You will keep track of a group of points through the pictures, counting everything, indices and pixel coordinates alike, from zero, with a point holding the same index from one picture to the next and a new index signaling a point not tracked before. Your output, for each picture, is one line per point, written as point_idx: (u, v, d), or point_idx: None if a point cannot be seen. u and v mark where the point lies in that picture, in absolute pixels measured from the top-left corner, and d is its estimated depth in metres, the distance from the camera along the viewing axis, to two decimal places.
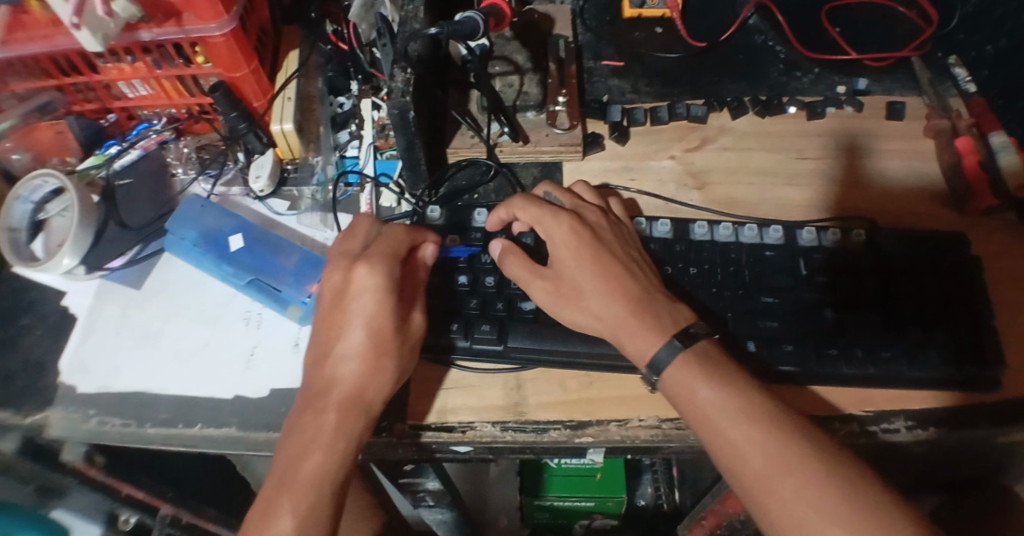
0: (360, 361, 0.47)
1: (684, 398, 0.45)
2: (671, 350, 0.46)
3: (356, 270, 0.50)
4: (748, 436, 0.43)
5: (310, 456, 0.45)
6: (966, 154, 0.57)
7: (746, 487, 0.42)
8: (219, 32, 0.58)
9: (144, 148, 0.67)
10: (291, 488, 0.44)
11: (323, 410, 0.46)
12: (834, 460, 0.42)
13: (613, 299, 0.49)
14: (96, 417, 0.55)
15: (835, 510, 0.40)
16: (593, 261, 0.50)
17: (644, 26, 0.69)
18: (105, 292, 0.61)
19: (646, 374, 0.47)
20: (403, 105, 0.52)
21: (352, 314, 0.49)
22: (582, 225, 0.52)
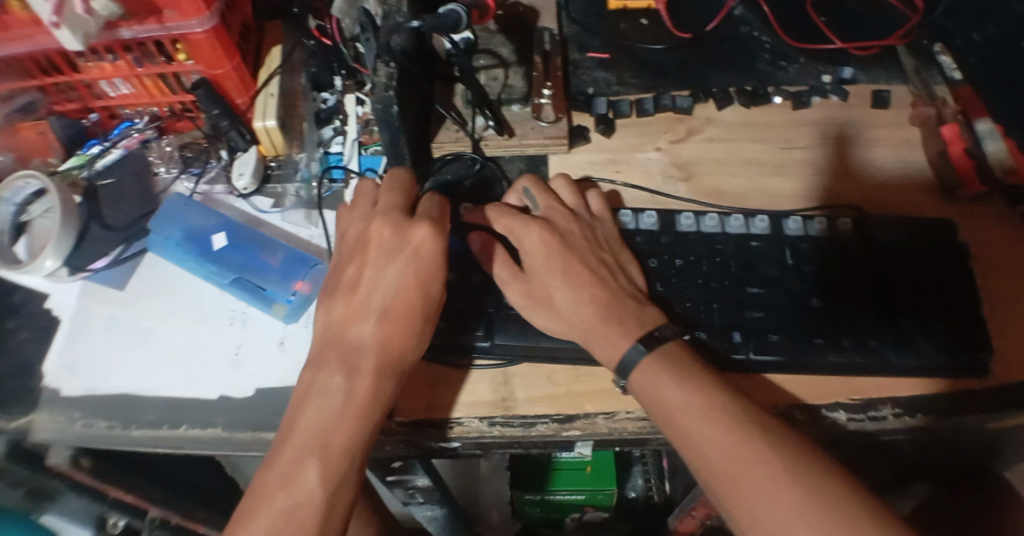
0: (407, 327, 0.48)
1: (650, 399, 0.46)
2: (635, 353, 0.46)
3: (413, 231, 0.49)
4: (711, 436, 0.43)
5: (347, 416, 0.45)
6: (952, 142, 0.57)
7: (713, 485, 0.42)
8: (200, 29, 0.57)
9: (125, 147, 0.66)
10: (327, 452, 0.44)
11: (364, 374, 0.46)
12: (798, 458, 0.41)
13: (584, 304, 0.49)
14: (82, 419, 0.54)
15: (797, 508, 0.39)
16: (563, 268, 0.50)
17: (630, 18, 0.69)
18: (89, 294, 0.60)
19: (615, 378, 0.48)
20: (386, 100, 0.52)
21: (402, 275, 0.49)
22: (555, 235, 0.52)
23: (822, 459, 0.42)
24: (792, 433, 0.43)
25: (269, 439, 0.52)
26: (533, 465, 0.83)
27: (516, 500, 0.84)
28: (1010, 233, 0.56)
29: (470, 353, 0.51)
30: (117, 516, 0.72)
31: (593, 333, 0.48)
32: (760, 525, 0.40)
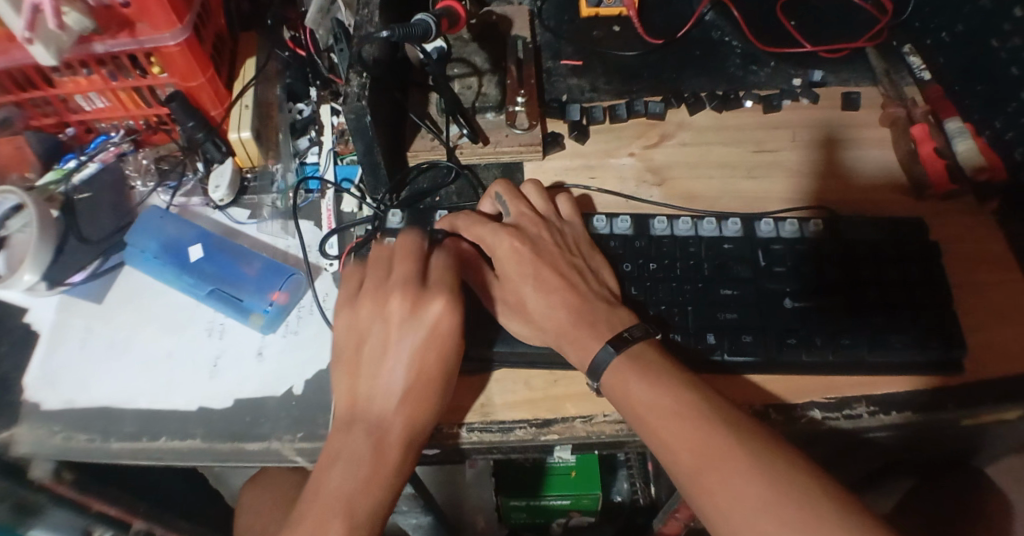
0: (431, 397, 0.48)
1: (619, 397, 0.46)
2: (603, 355, 0.47)
3: (433, 304, 0.48)
4: (679, 434, 0.43)
5: (373, 489, 0.46)
6: (922, 141, 0.58)
7: (684, 482, 0.43)
8: (173, 41, 0.57)
9: (103, 160, 0.65)
10: (351, 521, 0.44)
11: (389, 443, 0.46)
12: (764, 453, 0.42)
13: (556, 309, 0.50)
14: (62, 432, 0.54)
15: (763, 503, 0.40)
16: (534, 275, 0.51)
17: (602, 25, 0.69)
18: (68, 307, 0.60)
19: (588, 379, 0.48)
20: (359, 110, 0.51)
21: (423, 349, 0.48)
22: (524, 240, 0.52)
23: (789, 453, 0.42)
24: (760, 427, 0.44)
25: (249, 449, 0.52)
26: (518, 470, 0.83)
27: (502, 506, 0.84)
28: (980, 230, 0.56)
29: None
30: (102, 531, 0.72)
31: (566, 336, 0.49)
32: (729, 520, 0.40)
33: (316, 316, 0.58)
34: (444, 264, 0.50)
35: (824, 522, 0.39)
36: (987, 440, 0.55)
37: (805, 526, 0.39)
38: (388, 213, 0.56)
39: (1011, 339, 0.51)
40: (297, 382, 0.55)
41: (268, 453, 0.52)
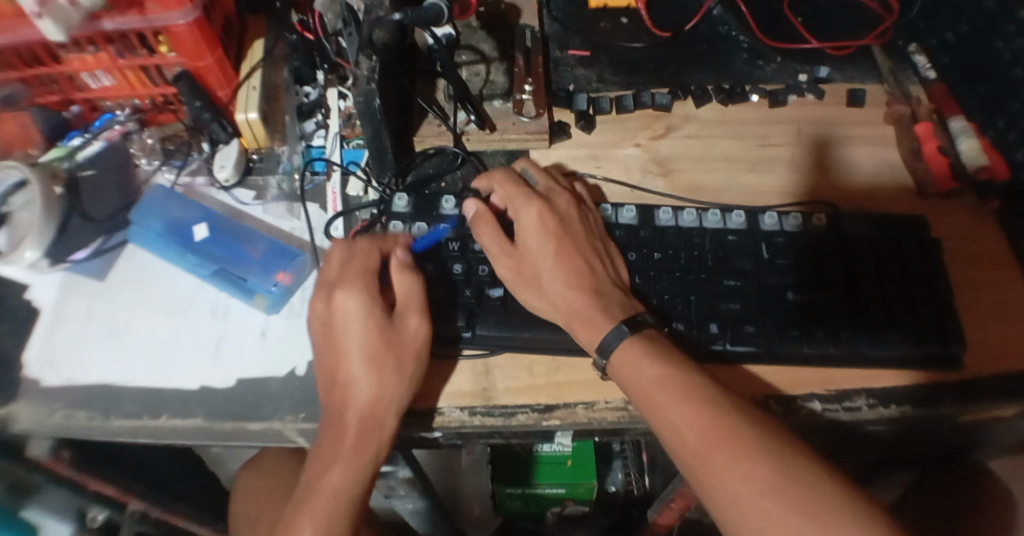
0: (369, 381, 0.48)
1: (628, 377, 0.47)
2: (616, 335, 0.48)
3: (336, 298, 0.50)
4: (685, 414, 0.44)
5: (338, 469, 0.47)
6: (926, 139, 0.59)
7: (686, 462, 0.43)
8: (182, 20, 0.57)
9: (107, 139, 0.65)
10: (313, 502, 0.47)
11: (343, 425, 0.48)
12: (769, 439, 0.42)
13: (571, 288, 0.50)
14: (62, 410, 0.54)
15: (765, 483, 0.40)
16: (556, 248, 0.52)
17: (610, 16, 0.70)
18: (71, 285, 0.60)
19: (596, 359, 0.48)
20: (368, 93, 0.52)
21: (347, 342, 0.49)
22: (551, 210, 0.54)
23: (794, 441, 0.43)
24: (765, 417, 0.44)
25: (251, 429, 0.52)
26: (514, 458, 0.83)
27: (497, 493, 0.85)
28: (982, 229, 0.57)
29: (456, 344, 0.51)
30: (96, 510, 0.72)
31: (574, 316, 0.50)
32: (730, 499, 0.41)
33: None
34: (354, 255, 0.52)
35: (826, 506, 0.39)
36: (982, 437, 0.55)
37: (804, 507, 0.39)
38: (395, 197, 0.57)
39: (1007, 337, 0.52)
40: (300, 363, 0.55)
41: (271, 433, 0.53)
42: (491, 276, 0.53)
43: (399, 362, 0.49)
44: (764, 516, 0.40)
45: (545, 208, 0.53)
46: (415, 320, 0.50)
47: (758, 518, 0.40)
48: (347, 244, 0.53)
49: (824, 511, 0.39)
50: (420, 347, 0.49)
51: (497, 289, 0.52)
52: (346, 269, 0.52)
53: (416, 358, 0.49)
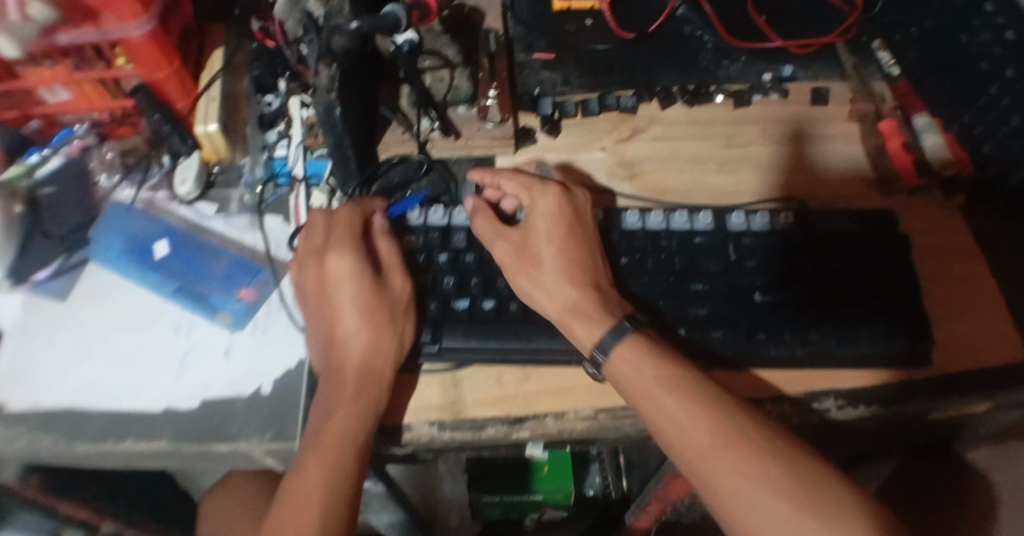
0: (364, 336, 0.49)
1: (629, 377, 0.47)
2: (618, 330, 0.48)
3: (328, 261, 0.51)
4: (693, 415, 0.44)
5: (343, 419, 0.47)
6: (890, 136, 0.59)
7: (692, 463, 0.44)
8: (139, 32, 0.55)
9: (66, 154, 0.64)
10: (322, 447, 0.47)
11: (343, 379, 0.48)
12: (774, 440, 0.43)
13: (571, 282, 0.51)
14: (28, 435, 0.52)
15: (775, 484, 0.42)
16: (563, 239, 0.52)
17: (575, 18, 0.69)
18: (32, 306, 0.58)
19: (591, 353, 0.48)
20: (329, 102, 0.51)
21: (340, 301, 0.51)
22: (566, 199, 0.54)
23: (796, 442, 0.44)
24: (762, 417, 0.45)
25: (219, 449, 0.51)
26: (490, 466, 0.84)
27: (475, 502, 0.85)
28: (947, 224, 0.57)
29: (417, 357, 0.51)
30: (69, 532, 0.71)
31: (577, 312, 0.49)
32: (740, 499, 0.42)
33: (284, 314, 0.57)
34: (337, 220, 0.53)
35: (834, 505, 0.41)
36: (951, 432, 0.56)
37: (811, 507, 0.41)
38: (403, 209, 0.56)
39: (974, 332, 0.52)
40: (266, 382, 0.54)
41: (237, 455, 0.51)
42: (456, 287, 0.52)
43: (393, 315, 0.50)
44: (773, 516, 0.41)
45: (562, 196, 0.54)
46: (399, 277, 0.51)
47: (767, 518, 0.41)
48: (329, 214, 0.54)
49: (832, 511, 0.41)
50: (407, 300, 0.51)
51: (463, 301, 0.52)
52: (332, 233, 0.53)
53: (405, 311, 0.50)
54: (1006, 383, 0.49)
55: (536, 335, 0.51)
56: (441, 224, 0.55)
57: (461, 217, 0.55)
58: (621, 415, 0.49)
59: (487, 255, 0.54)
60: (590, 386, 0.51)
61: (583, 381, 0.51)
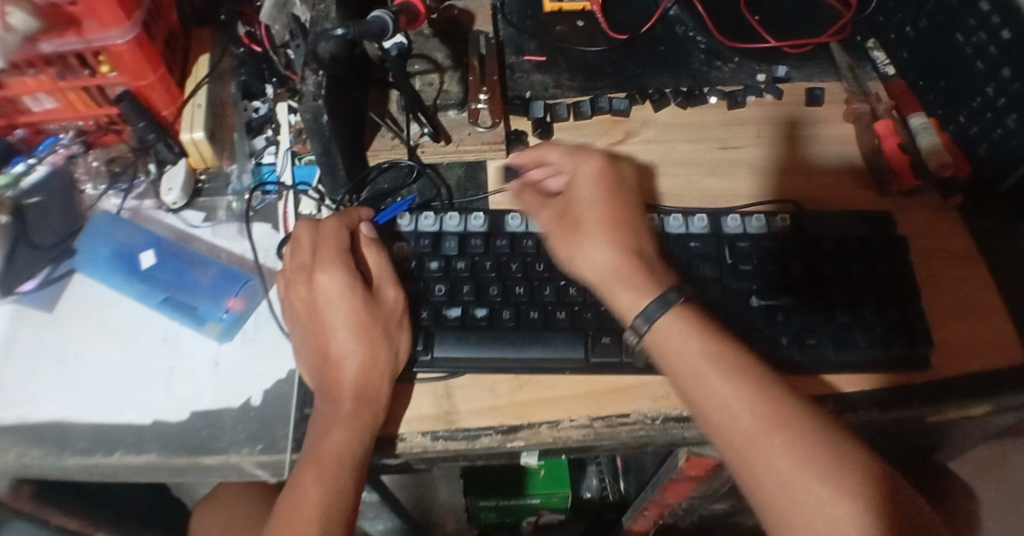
0: (359, 353, 0.48)
1: (668, 352, 0.45)
2: (664, 300, 0.46)
3: (317, 279, 0.50)
4: (741, 392, 0.43)
5: (342, 438, 0.46)
6: (886, 136, 0.58)
7: (736, 443, 0.42)
8: (121, 40, 0.55)
9: (52, 163, 0.63)
10: (319, 465, 0.46)
11: (339, 398, 0.47)
12: (822, 425, 0.42)
13: (616, 248, 0.49)
14: (16, 448, 0.51)
15: (823, 468, 0.40)
16: (606, 204, 0.51)
17: (566, 20, 0.68)
18: (20, 318, 0.57)
19: (635, 320, 0.46)
20: (315, 109, 0.50)
21: (332, 319, 0.49)
22: (607, 168, 0.54)
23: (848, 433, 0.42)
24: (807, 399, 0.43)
25: (208, 463, 0.50)
26: (485, 473, 0.83)
27: (471, 506, 0.85)
28: (944, 225, 0.56)
29: (411, 367, 0.50)
30: None
31: (619, 278, 0.48)
32: (783, 481, 0.40)
33: (274, 323, 0.56)
34: (322, 234, 0.51)
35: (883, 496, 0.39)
36: (950, 435, 0.55)
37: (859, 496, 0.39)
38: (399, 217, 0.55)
39: (973, 335, 0.51)
40: (256, 393, 0.53)
41: (228, 467, 0.51)
42: (447, 295, 0.52)
43: (386, 331, 0.49)
44: (817, 501, 0.39)
45: (604, 162, 0.54)
46: (392, 290, 0.50)
47: (811, 504, 0.39)
48: (314, 225, 0.52)
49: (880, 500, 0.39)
50: (400, 314, 0.50)
51: (455, 308, 0.51)
52: (318, 248, 0.51)
53: (398, 325, 0.49)
54: (1005, 388, 0.49)
55: (530, 343, 0.50)
56: (431, 230, 0.54)
57: (452, 223, 0.54)
58: (617, 423, 0.49)
59: (479, 261, 0.53)
60: (585, 394, 0.50)
61: (578, 388, 0.50)
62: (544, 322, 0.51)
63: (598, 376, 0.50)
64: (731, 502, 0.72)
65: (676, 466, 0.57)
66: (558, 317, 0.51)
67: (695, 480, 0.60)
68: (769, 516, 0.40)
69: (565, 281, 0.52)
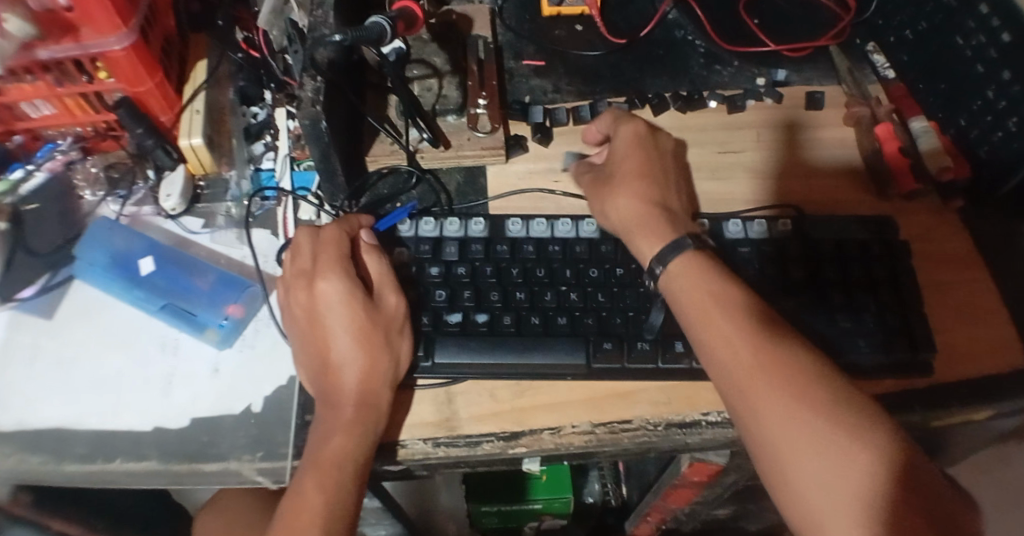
0: (360, 361, 0.48)
1: (682, 291, 0.48)
2: (678, 245, 0.50)
3: (317, 286, 0.49)
4: (742, 332, 0.45)
5: (345, 446, 0.46)
6: (886, 140, 0.57)
7: (733, 376, 0.44)
8: (119, 46, 0.54)
9: (49, 170, 0.62)
10: (320, 469, 0.46)
11: (341, 405, 0.47)
12: (819, 365, 0.43)
13: (641, 200, 0.53)
14: (14, 455, 0.51)
15: (814, 402, 0.41)
16: (640, 163, 0.54)
17: (564, 24, 0.68)
18: (17, 324, 0.57)
19: (651, 264, 0.50)
20: (314, 115, 0.49)
21: (332, 326, 0.49)
22: (647, 131, 0.56)
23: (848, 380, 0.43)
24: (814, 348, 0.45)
25: (207, 470, 0.50)
26: (487, 479, 0.84)
27: (473, 512, 0.85)
28: (943, 228, 0.56)
29: (412, 373, 0.50)
30: None
31: (640, 226, 0.52)
32: (773, 415, 0.41)
33: (274, 329, 0.56)
34: (322, 241, 0.51)
35: (871, 430, 0.40)
36: (951, 439, 0.55)
37: (847, 428, 0.40)
38: (399, 223, 0.55)
39: (974, 339, 0.51)
40: (255, 399, 0.53)
41: (227, 474, 0.50)
42: (447, 301, 0.52)
43: (387, 338, 0.48)
44: (805, 431, 0.40)
45: (643, 126, 0.56)
46: (393, 298, 0.50)
47: (798, 434, 0.40)
48: (314, 231, 0.52)
49: (866, 433, 0.40)
50: (400, 321, 0.50)
51: (455, 314, 0.51)
52: (319, 256, 0.50)
53: (399, 332, 0.49)
54: (1008, 392, 0.49)
55: (532, 349, 0.50)
56: (432, 236, 0.54)
57: (453, 228, 0.54)
58: (618, 429, 0.48)
59: (480, 266, 0.53)
60: (586, 400, 0.50)
61: (579, 394, 0.50)
62: (544, 328, 0.51)
63: (600, 382, 0.50)
64: (733, 506, 0.72)
65: (678, 472, 0.57)
66: (558, 322, 0.51)
67: (697, 485, 0.60)
68: (758, 447, 0.42)
69: (565, 287, 0.52)
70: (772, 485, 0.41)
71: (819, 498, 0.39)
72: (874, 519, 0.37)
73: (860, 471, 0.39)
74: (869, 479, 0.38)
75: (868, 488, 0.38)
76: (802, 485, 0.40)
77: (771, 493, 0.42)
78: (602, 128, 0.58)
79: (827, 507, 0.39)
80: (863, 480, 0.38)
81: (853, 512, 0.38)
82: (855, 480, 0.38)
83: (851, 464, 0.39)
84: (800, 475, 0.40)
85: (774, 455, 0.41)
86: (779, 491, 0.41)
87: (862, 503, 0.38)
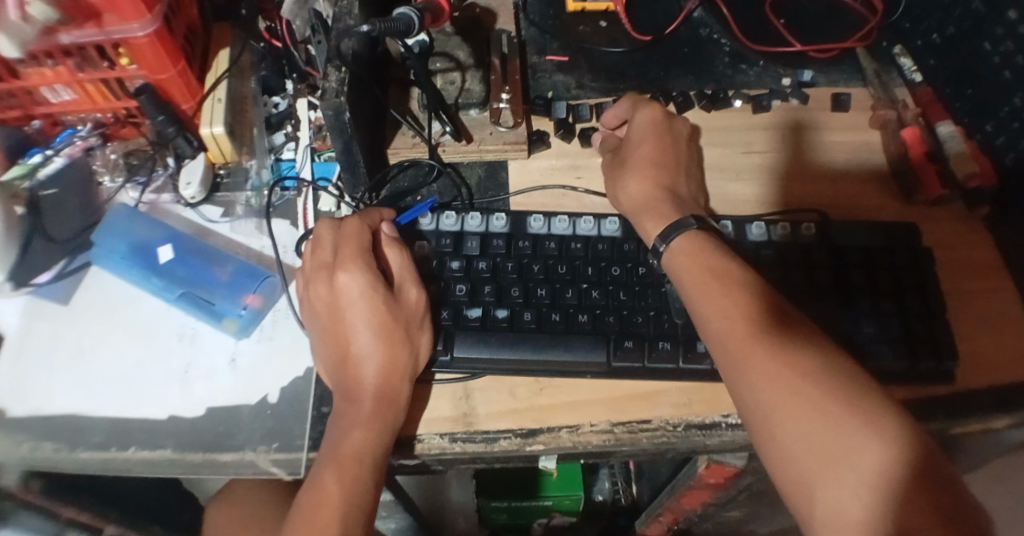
0: (379, 355, 0.47)
1: (681, 265, 0.49)
2: (680, 226, 0.50)
3: (337, 278, 0.49)
4: (737, 304, 0.45)
5: (363, 438, 0.45)
6: (912, 145, 0.57)
7: (729, 346, 0.44)
8: (143, 33, 0.54)
9: (68, 155, 0.62)
10: (338, 461, 0.45)
11: (359, 398, 0.47)
12: (813, 336, 0.44)
13: (650, 182, 0.54)
14: (28, 442, 0.51)
15: (807, 370, 0.41)
16: (653, 147, 0.56)
17: (588, 20, 0.68)
18: (33, 310, 0.57)
19: (654, 243, 0.51)
20: (337, 106, 0.49)
21: (350, 318, 0.49)
22: (665, 116, 0.57)
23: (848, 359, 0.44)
24: (813, 325, 0.45)
25: (223, 460, 0.50)
26: (497, 474, 0.84)
27: (482, 507, 0.85)
28: (968, 235, 0.56)
29: (430, 367, 0.49)
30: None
31: (648, 208, 0.53)
32: (766, 382, 0.42)
33: (292, 320, 0.56)
34: (344, 234, 0.51)
35: (864, 397, 0.40)
36: (970, 448, 0.55)
37: (839, 394, 0.40)
38: (421, 216, 0.54)
39: (997, 348, 0.51)
40: (272, 390, 0.53)
41: (243, 465, 0.50)
42: (468, 296, 0.51)
43: (408, 333, 0.48)
44: (796, 397, 0.41)
45: (659, 111, 0.57)
46: (414, 291, 0.50)
47: (789, 399, 0.41)
48: (336, 223, 0.52)
49: (858, 400, 0.40)
50: (420, 314, 0.49)
51: (475, 309, 0.51)
52: (340, 248, 0.50)
53: (419, 326, 0.49)
54: None
55: (553, 346, 0.50)
56: (453, 230, 0.54)
57: (474, 223, 0.54)
58: (638, 429, 0.48)
59: (501, 262, 0.52)
60: (606, 399, 0.49)
61: (598, 394, 0.49)
62: (565, 325, 0.50)
63: (620, 381, 0.50)
64: (746, 509, 0.72)
65: (694, 473, 0.56)
66: (580, 320, 0.50)
67: (712, 487, 0.60)
68: (750, 417, 0.42)
69: (587, 284, 0.52)
70: (764, 452, 0.42)
71: (810, 460, 0.39)
72: (866, 478, 0.38)
73: (852, 433, 0.39)
74: (861, 441, 0.38)
75: (860, 449, 0.38)
76: (793, 447, 0.40)
77: (762, 460, 0.42)
78: (619, 113, 0.59)
79: (818, 471, 0.39)
80: (856, 444, 0.38)
81: (844, 473, 0.38)
82: (847, 442, 0.39)
83: (842, 426, 0.39)
84: (791, 441, 0.40)
85: (765, 423, 0.41)
86: (771, 456, 0.41)
87: (854, 465, 0.38)
